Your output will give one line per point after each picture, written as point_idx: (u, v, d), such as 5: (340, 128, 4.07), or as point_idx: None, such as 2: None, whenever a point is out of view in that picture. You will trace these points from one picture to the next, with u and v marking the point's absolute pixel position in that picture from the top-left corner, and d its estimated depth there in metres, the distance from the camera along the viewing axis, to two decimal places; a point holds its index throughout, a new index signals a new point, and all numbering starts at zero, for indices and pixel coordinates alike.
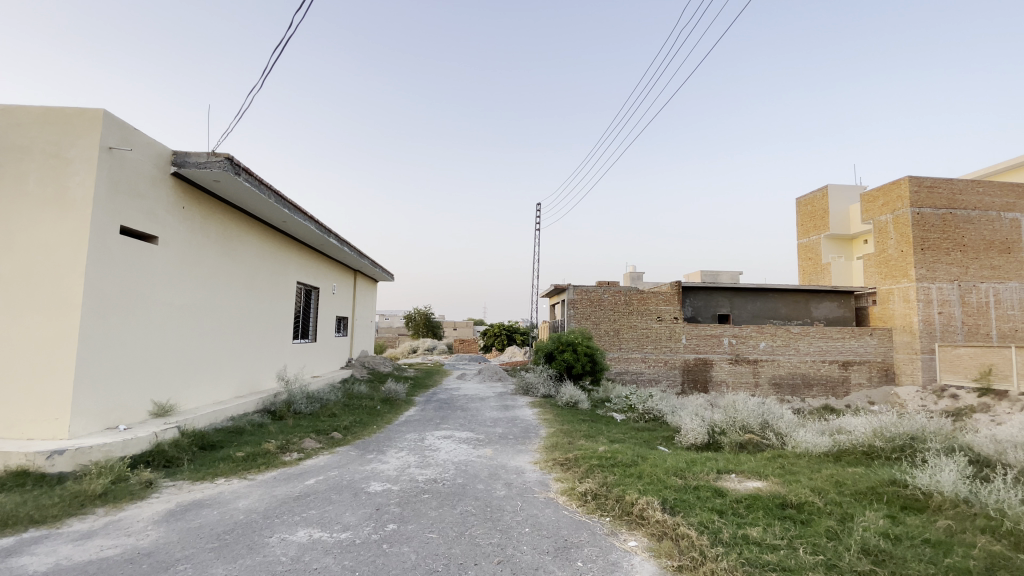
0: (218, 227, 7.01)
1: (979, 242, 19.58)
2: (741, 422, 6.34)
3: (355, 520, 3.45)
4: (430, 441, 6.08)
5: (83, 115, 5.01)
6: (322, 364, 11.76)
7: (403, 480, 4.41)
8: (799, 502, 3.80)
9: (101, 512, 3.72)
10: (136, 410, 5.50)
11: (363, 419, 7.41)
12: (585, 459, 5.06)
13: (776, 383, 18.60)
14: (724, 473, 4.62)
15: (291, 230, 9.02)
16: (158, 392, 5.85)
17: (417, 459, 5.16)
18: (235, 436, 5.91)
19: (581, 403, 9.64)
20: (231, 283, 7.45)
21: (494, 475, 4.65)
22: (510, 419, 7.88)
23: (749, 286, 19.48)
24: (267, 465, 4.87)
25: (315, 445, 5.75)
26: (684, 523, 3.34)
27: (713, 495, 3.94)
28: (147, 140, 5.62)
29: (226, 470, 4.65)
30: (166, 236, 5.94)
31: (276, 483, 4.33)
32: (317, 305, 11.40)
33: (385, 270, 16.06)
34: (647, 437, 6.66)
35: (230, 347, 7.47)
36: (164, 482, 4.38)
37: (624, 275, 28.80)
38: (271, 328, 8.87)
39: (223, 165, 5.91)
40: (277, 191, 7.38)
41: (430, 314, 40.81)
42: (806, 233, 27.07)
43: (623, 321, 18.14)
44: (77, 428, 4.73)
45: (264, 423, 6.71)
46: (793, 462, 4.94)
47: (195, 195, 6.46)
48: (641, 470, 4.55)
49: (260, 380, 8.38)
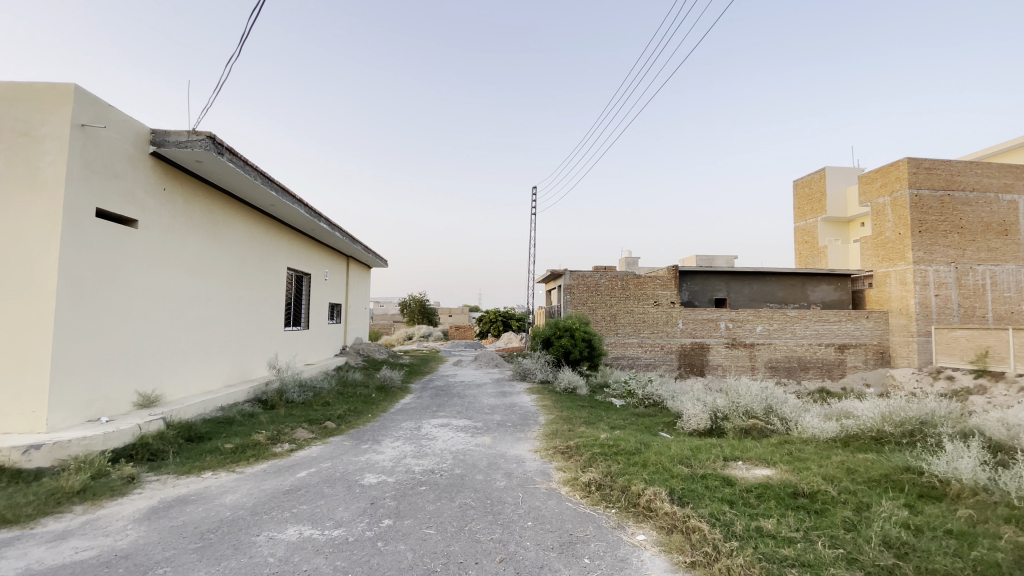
0: (202, 210, 6.72)
1: (976, 224, 19.49)
2: (745, 406, 6.18)
3: (349, 516, 3.27)
4: (427, 429, 5.90)
5: (53, 90, 4.70)
6: (316, 350, 11.55)
7: (398, 472, 4.22)
8: (813, 491, 3.65)
9: (79, 510, 3.52)
10: (120, 401, 5.28)
11: (357, 407, 7.22)
12: (587, 446, 4.89)
13: (773, 366, 18.57)
14: (731, 461, 4.47)
15: (280, 213, 8.74)
16: (142, 382, 5.63)
17: (414, 449, 4.97)
18: (223, 427, 5.71)
19: (580, 388, 9.49)
20: (219, 269, 7.21)
21: (493, 464, 4.48)
22: (508, 406, 7.73)
23: (746, 270, 19.34)
24: (256, 458, 4.68)
25: (307, 435, 5.55)
26: (695, 515, 3.17)
27: (722, 484, 3.78)
28: (123, 116, 5.30)
29: (213, 463, 4.45)
30: (147, 219, 5.67)
31: (265, 477, 4.14)
32: (308, 291, 11.14)
33: (378, 256, 15.76)
34: (649, 423, 6.51)
35: (220, 336, 7.27)
36: (147, 477, 4.18)
37: (620, 259, 28.58)
38: (262, 315, 8.64)
39: (205, 144, 5.62)
40: (264, 172, 7.09)
41: (425, 301, 40.54)
42: (803, 216, 26.93)
43: (620, 306, 18.00)
44: (55, 421, 4.51)
45: (255, 413, 6.51)
46: (801, 449, 4.79)
47: (176, 176, 6.17)
48: (646, 458, 4.38)
49: (251, 368, 8.16)
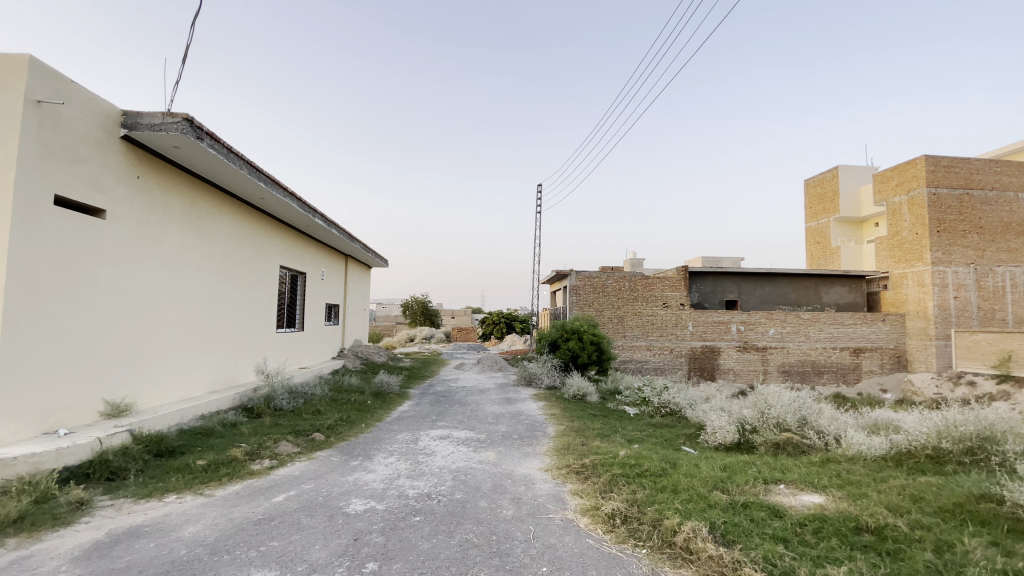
0: (182, 201, 6.18)
1: (996, 224, 18.81)
2: (775, 418, 5.57)
3: (326, 558, 2.71)
4: (425, 443, 5.34)
5: (6, 61, 4.16)
6: (311, 354, 11.00)
7: (389, 497, 3.64)
8: (879, 526, 3.10)
9: (10, 545, 2.96)
10: (85, 410, 4.76)
11: (350, 416, 6.65)
12: (605, 466, 4.31)
13: (786, 370, 17.93)
14: (772, 484, 3.89)
15: (271, 208, 8.24)
16: (110, 389, 5.11)
17: (409, 468, 4.41)
18: (200, 439, 5.17)
19: (590, 395, 8.89)
20: (203, 265, 6.70)
21: (498, 487, 3.91)
22: (514, 415, 7.15)
23: (757, 271, 18.74)
24: (229, 477, 4.12)
25: (291, 449, 4.99)
26: (747, 560, 2.60)
27: (770, 516, 3.20)
28: (87, 95, 4.78)
29: (180, 484, 3.90)
30: (116, 210, 5.14)
31: (236, 502, 3.58)
32: (303, 292, 10.61)
33: (378, 255, 15.23)
34: (668, 436, 5.94)
35: (204, 338, 6.78)
36: (100, 501, 3.63)
37: (626, 261, 27.87)
38: (252, 316, 8.12)
39: (181, 127, 5.08)
40: (251, 162, 6.58)
41: (428, 302, 39.97)
42: (815, 216, 26.33)
43: (628, 307, 17.41)
44: (4, 435, 3.98)
45: (238, 423, 5.95)
46: (850, 470, 4.20)
47: (151, 162, 5.64)
48: (675, 482, 3.79)
49: (237, 373, 7.61)
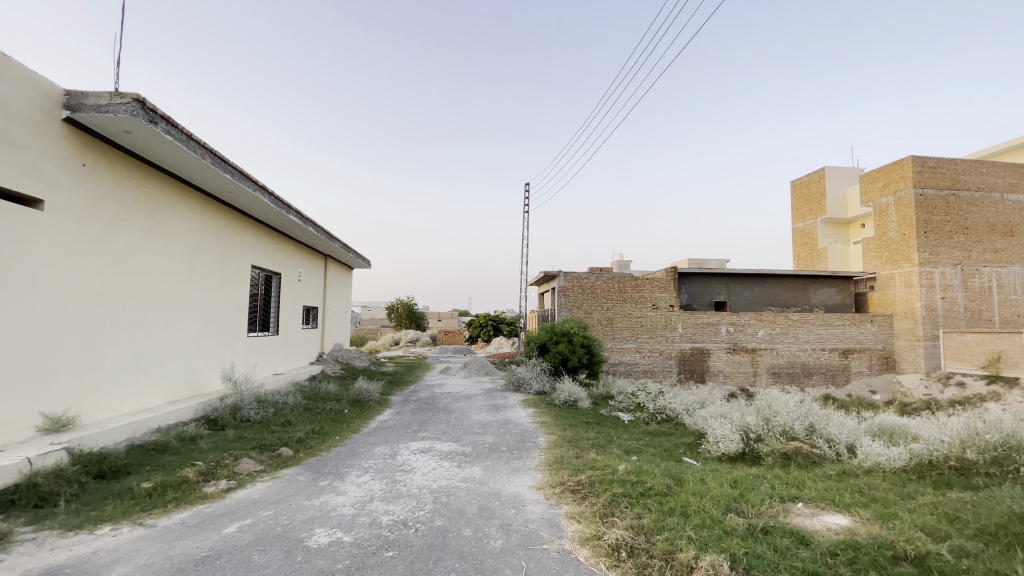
0: (133, 191, 5.61)
1: (982, 224, 18.87)
2: (781, 426, 5.20)
3: None
4: (402, 458, 4.86)
5: None
6: (285, 358, 10.40)
7: (360, 527, 3.16)
8: (920, 554, 2.72)
9: None
10: (16, 427, 4.19)
11: (323, 428, 6.14)
12: (603, 483, 3.87)
13: (776, 372, 17.73)
14: (788, 503, 3.51)
15: (240, 202, 7.68)
16: (50, 401, 4.54)
17: (384, 488, 3.93)
18: (150, 457, 4.64)
19: (582, 401, 8.47)
20: (162, 262, 6.15)
21: (485, 511, 3.46)
22: (501, 424, 6.68)
23: (746, 272, 18.56)
24: (177, 503, 3.60)
25: (254, 466, 4.49)
26: None
27: (795, 545, 2.79)
28: (21, 71, 4.22)
29: (119, 513, 3.39)
30: (58, 200, 4.60)
31: (180, 535, 3.07)
32: (278, 293, 10.02)
33: (358, 256, 14.64)
34: (666, 445, 5.56)
35: (164, 342, 6.26)
36: (20, 535, 3.09)
37: (614, 262, 27.47)
38: (219, 318, 7.56)
39: (131, 109, 4.55)
40: (215, 151, 6.05)
41: (413, 305, 39.25)
42: (801, 218, 26.38)
43: (617, 309, 17.07)
44: None
45: (197, 437, 5.41)
46: (871, 484, 3.83)
47: (98, 146, 5.07)
48: (684, 503, 3.36)
49: (200, 382, 7.04)
